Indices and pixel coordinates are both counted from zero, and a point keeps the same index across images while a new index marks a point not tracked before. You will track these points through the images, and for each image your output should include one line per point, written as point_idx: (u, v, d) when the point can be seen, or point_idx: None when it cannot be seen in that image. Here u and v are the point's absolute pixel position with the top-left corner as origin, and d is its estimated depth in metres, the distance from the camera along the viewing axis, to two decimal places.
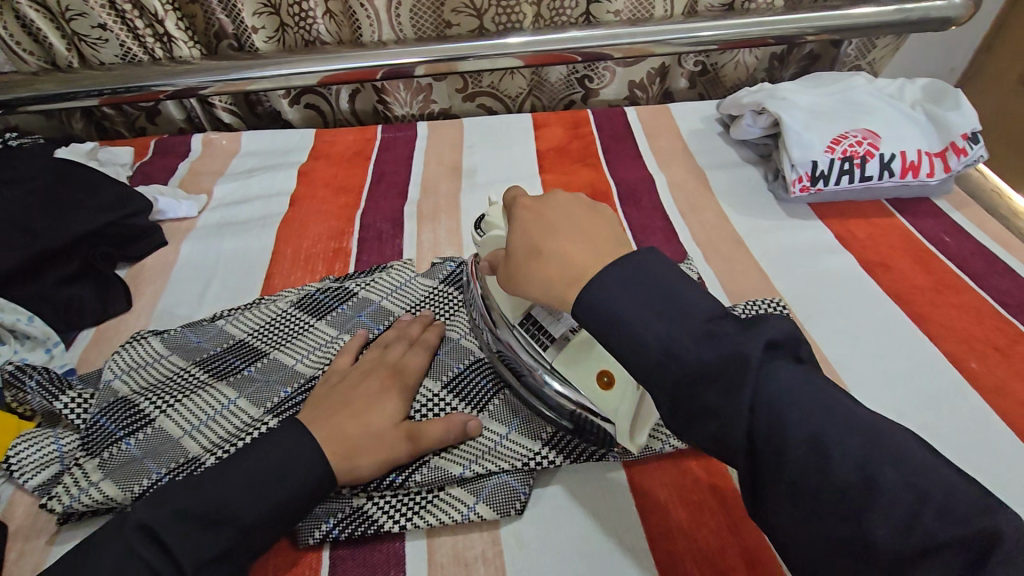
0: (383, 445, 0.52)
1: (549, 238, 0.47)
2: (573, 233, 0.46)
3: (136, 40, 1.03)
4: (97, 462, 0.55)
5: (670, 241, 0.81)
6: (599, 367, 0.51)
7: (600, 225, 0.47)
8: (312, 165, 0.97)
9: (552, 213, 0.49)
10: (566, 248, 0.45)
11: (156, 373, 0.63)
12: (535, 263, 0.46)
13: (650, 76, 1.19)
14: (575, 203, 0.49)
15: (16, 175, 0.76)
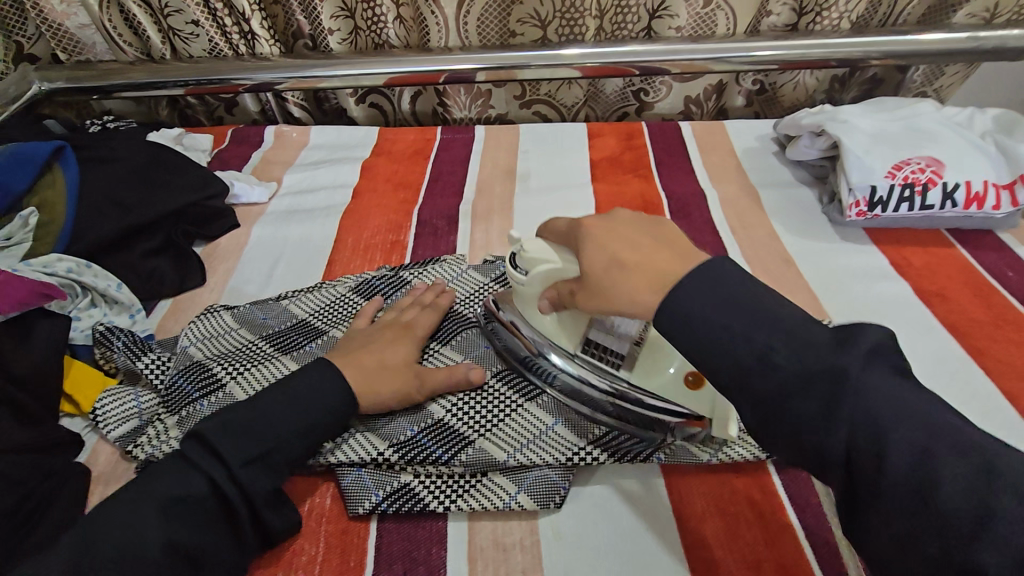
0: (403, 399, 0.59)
1: (624, 251, 0.47)
2: (650, 244, 0.47)
3: (224, 36, 1.10)
4: (176, 419, 0.60)
5: (719, 256, 0.82)
6: (683, 371, 0.54)
7: (681, 242, 0.48)
8: (374, 160, 1.02)
9: (616, 228, 0.50)
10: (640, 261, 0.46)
11: (226, 343, 0.68)
12: (611, 278, 0.47)
13: (707, 93, 1.20)
14: (637, 217, 0.51)
15: (114, 154, 0.83)
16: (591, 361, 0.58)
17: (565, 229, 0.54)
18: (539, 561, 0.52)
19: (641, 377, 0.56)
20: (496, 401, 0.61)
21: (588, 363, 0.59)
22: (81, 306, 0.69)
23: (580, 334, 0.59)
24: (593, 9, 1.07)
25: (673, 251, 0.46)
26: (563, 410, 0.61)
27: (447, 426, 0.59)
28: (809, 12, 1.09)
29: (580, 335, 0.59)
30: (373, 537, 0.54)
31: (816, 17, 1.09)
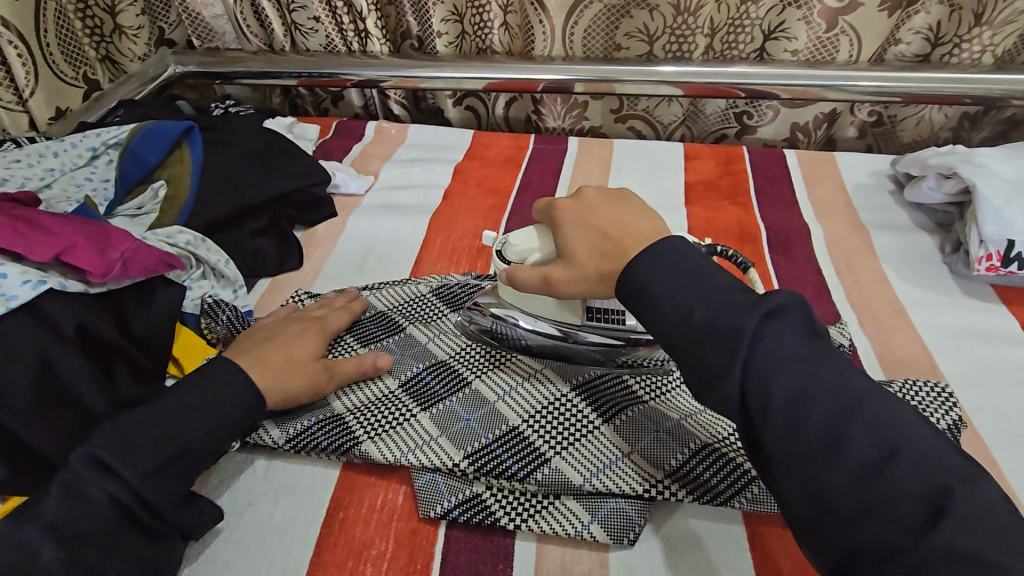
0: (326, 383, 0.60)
1: (591, 236, 0.55)
2: (609, 228, 0.55)
3: (340, 33, 1.15)
4: None
5: (821, 297, 0.77)
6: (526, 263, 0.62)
7: (641, 221, 0.55)
8: (467, 164, 1.04)
9: (587, 211, 0.57)
10: (597, 251, 0.54)
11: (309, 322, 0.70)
12: (572, 258, 0.56)
13: (817, 121, 1.13)
14: (603, 200, 0.58)
15: (234, 137, 0.89)
16: (593, 329, 0.64)
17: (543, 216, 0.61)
18: None
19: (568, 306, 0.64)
20: (574, 420, 0.60)
21: (595, 329, 0.64)
22: (193, 277, 0.74)
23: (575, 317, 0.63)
24: (705, 27, 1.03)
25: (624, 227, 0.54)
26: (643, 435, 0.58)
27: (522, 438, 0.58)
28: (945, 43, 1.01)
29: (580, 309, 0.63)
30: (441, 543, 0.54)
31: (953, 49, 1.00)
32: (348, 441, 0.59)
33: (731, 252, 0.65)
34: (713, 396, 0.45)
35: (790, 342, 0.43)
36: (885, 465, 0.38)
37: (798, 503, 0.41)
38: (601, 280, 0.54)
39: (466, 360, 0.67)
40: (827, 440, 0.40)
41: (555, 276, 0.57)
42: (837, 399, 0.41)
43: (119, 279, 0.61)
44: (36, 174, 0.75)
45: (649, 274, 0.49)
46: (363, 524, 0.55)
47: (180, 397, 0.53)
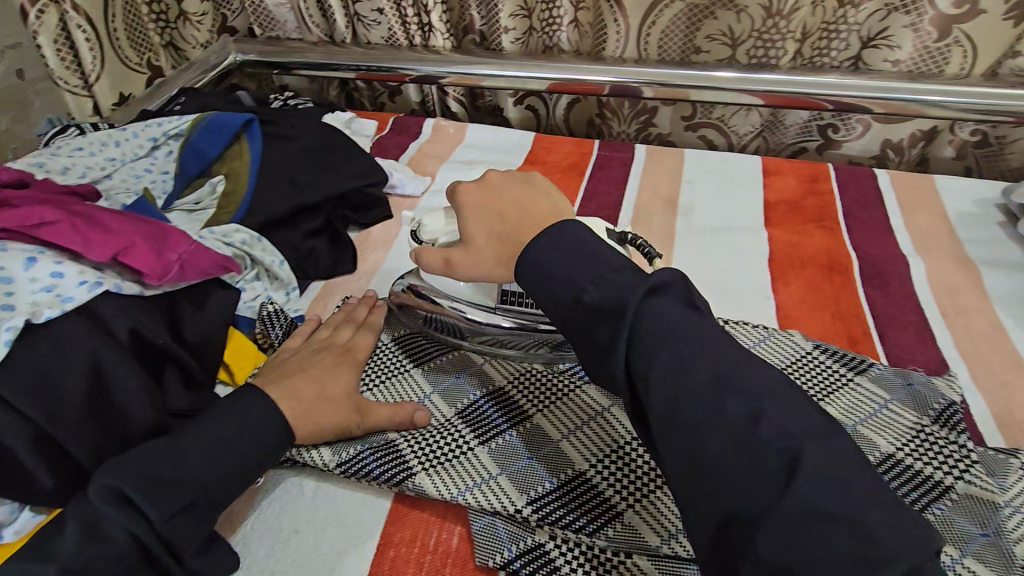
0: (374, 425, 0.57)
1: (488, 218, 0.53)
2: (509, 210, 0.53)
3: (403, 25, 1.11)
4: None
5: (925, 343, 0.68)
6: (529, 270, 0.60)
7: (541, 203, 0.53)
8: (529, 169, 0.98)
9: (491, 192, 0.55)
10: (499, 235, 0.53)
11: (356, 332, 0.66)
12: (481, 243, 0.54)
13: (912, 138, 1.03)
14: (511, 180, 0.55)
15: (294, 132, 0.86)
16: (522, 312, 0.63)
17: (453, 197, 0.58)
18: None
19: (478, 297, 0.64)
20: (646, 467, 0.54)
21: (511, 312, 0.64)
22: (248, 278, 0.71)
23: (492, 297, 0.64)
24: (798, 31, 0.95)
25: (527, 212, 0.52)
26: None
27: (591, 487, 0.53)
28: None
29: (494, 291, 0.63)
30: None
31: None
32: (402, 473, 0.55)
33: (641, 240, 0.58)
34: (606, 374, 0.43)
35: (673, 314, 0.42)
36: (753, 428, 0.38)
37: (686, 476, 0.39)
38: (498, 263, 0.53)
39: (527, 388, 0.62)
40: (709, 410, 0.39)
41: (455, 259, 0.55)
42: (709, 368, 0.40)
43: (175, 280, 0.59)
44: (98, 164, 0.73)
45: (553, 257, 0.46)
46: (415, 566, 0.51)
47: (209, 432, 0.50)
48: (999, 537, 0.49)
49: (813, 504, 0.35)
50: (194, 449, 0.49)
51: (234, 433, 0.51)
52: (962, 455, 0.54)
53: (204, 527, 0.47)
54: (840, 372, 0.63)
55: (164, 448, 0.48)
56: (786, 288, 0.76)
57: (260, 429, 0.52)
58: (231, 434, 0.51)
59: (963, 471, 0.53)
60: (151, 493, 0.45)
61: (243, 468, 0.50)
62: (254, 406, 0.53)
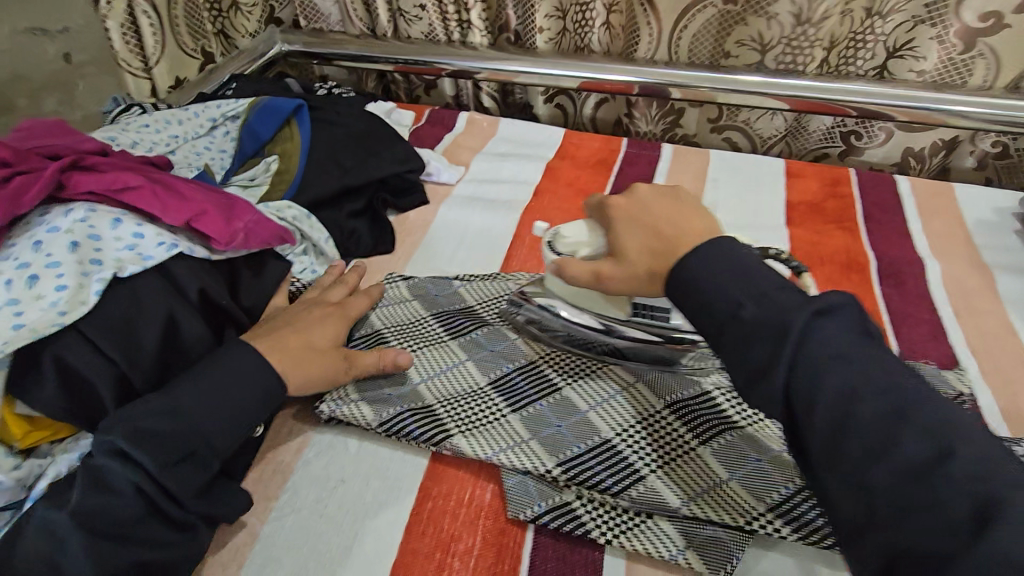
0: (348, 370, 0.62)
1: (637, 231, 0.54)
2: (650, 223, 0.54)
3: (442, 22, 1.15)
4: (354, 382, 0.64)
5: (937, 339, 0.71)
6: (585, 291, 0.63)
7: (689, 214, 0.54)
8: (559, 163, 1.02)
9: (635, 209, 0.56)
10: (648, 249, 0.53)
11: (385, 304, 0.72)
12: (627, 256, 0.54)
13: (934, 147, 1.06)
14: (654, 195, 0.57)
15: (339, 119, 0.91)
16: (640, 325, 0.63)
17: (595, 213, 0.60)
18: None
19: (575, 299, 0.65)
20: (669, 438, 0.58)
21: (640, 325, 0.63)
22: (297, 252, 0.76)
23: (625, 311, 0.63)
24: (826, 40, 0.98)
25: (676, 225, 0.52)
26: (743, 464, 0.56)
27: (616, 452, 0.57)
28: None
29: (627, 305, 0.62)
30: (528, 549, 0.53)
31: None
32: (439, 432, 0.59)
33: (790, 255, 0.62)
34: (756, 395, 0.41)
35: (844, 339, 0.40)
36: (938, 466, 0.34)
37: (846, 504, 0.37)
38: (649, 277, 0.52)
39: (556, 362, 0.66)
40: (882, 441, 0.36)
41: (604, 272, 0.56)
42: (890, 405, 0.37)
43: (239, 248, 0.63)
44: (162, 140, 0.78)
45: (707, 273, 0.46)
46: (450, 517, 0.55)
47: (202, 384, 0.53)
48: None
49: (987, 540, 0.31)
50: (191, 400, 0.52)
51: (226, 385, 0.54)
52: None
53: (203, 472, 0.51)
54: None
55: (162, 401, 0.51)
56: None
57: (250, 375, 0.55)
58: (225, 387, 0.54)
59: None
60: (159, 445, 0.49)
61: (240, 417, 0.54)
62: (243, 359, 0.56)
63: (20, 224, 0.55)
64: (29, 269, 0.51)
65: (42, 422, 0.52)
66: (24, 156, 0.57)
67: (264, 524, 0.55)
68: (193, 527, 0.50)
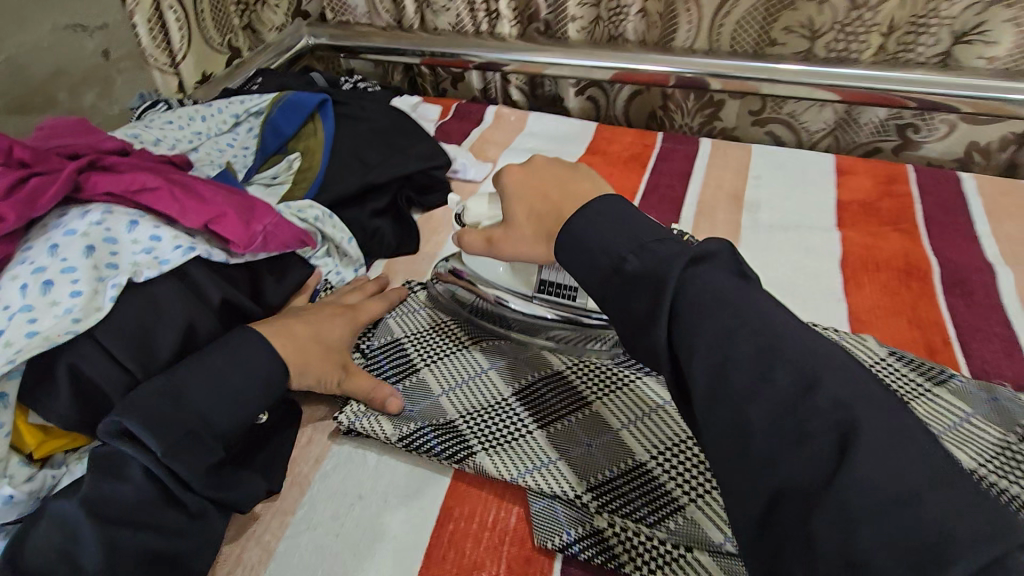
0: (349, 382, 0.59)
1: (530, 196, 0.55)
2: (550, 191, 0.54)
3: (470, 12, 1.12)
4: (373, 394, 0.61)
5: (1011, 356, 0.64)
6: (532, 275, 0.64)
7: (587, 183, 0.54)
8: (590, 159, 0.98)
9: (536, 174, 0.56)
10: (531, 222, 0.55)
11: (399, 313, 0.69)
12: (521, 232, 0.56)
13: (1002, 142, 0.97)
14: (554, 164, 0.56)
15: (364, 114, 0.88)
16: (547, 298, 0.64)
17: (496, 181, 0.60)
18: None
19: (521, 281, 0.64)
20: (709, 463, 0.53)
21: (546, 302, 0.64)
22: (319, 254, 0.72)
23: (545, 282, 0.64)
24: (883, 24, 0.90)
25: (565, 194, 0.53)
26: None
27: (650, 477, 0.53)
28: None
29: (533, 280, 0.64)
30: None
31: None
32: (462, 451, 0.56)
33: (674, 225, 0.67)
34: None
35: None
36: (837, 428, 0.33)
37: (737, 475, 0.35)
38: (536, 241, 0.55)
39: (586, 374, 0.62)
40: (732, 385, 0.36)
41: (496, 239, 0.58)
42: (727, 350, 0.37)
43: (257, 250, 0.61)
44: (185, 137, 0.77)
45: (592, 233, 0.46)
46: (473, 542, 0.52)
47: (204, 368, 0.52)
48: None
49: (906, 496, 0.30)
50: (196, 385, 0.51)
51: (227, 366, 0.53)
52: None
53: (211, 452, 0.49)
54: (916, 381, 0.60)
55: (164, 384, 0.50)
56: (859, 292, 0.73)
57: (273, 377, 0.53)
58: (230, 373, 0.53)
59: None
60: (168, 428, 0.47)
61: (248, 407, 0.53)
62: (247, 344, 0.55)
63: (37, 226, 0.54)
64: (45, 274, 0.50)
65: (57, 430, 0.50)
66: (46, 157, 0.57)
67: (280, 541, 0.53)
68: (206, 543, 0.48)
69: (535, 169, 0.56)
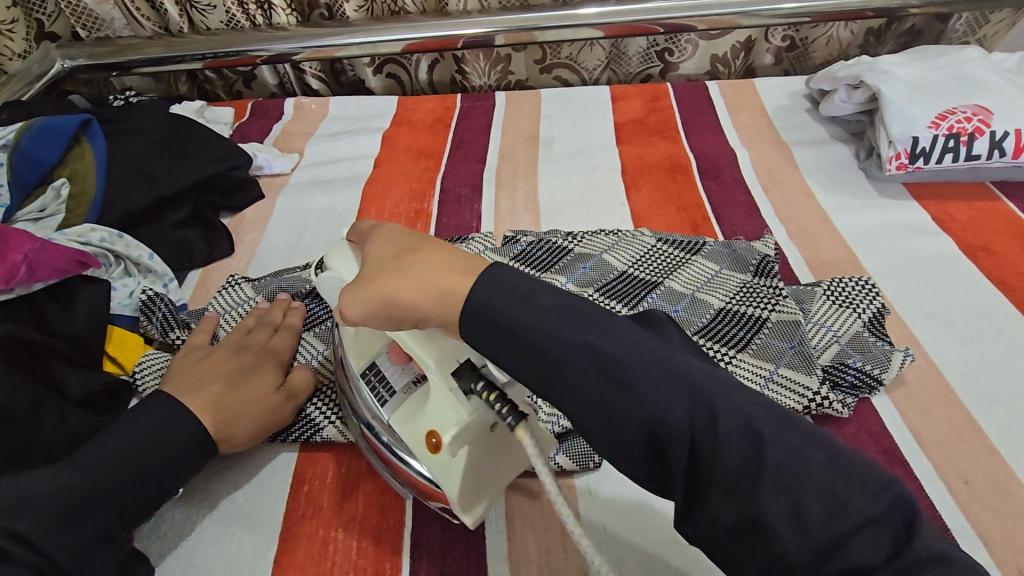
0: (259, 406, 0.56)
1: (398, 274, 0.43)
2: (416, 268, 0.43)
3: (240, 7, 1.09)
4: None
5: (750, 216, 0.79)
6: (427, 429, 0.47)
7: (439, 248, 0.45)
8: (395, 130, 1.01)
9: (381, 247, 0.47)
10: (416, 267, 0.43)
11: (273, 334, 0.64)
12: (404, 276, 0.42)
13: (735, 50, 1.16)
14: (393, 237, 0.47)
15: (139, 126, 0.84)
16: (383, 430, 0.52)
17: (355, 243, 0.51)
18: None
19: (408, 424, 0.49)
20: None
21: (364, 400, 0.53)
22: (115, 275, 0.70)
23: (525, 405, 0.43)
24: None
25: (462, 261, 0.43)
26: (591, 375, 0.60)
27: None
28: None
29: (364, 360, 0.53)
30: (411, 497, 0.54)
31: None
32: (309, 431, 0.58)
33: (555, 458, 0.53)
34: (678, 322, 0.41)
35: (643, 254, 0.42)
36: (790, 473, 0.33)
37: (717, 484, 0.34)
38: (435, 298, 0.41)
39: None
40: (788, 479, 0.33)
41: (362, 301, 0.43)
42: (738, 413, 0.35)
43: (29, 282, 0.60)
44: None
45: (492, 298, 0.40)
46: (330, 493, 0.55)
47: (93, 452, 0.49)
48: (803, 345, 0.60)
49: (834, 507, 0.33)
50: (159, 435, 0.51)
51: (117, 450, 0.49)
52: (776, 296, 0.65)
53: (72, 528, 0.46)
54: (678, 255, 0.72)
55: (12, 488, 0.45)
56: (638, 195, 0.85)
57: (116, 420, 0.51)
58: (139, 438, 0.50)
59: (773, 307, 0.64)
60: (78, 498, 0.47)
61: None
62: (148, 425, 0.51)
63: None
64: None
65: None
66: None
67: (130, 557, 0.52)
68: None
69: (434, 244, 0.45)
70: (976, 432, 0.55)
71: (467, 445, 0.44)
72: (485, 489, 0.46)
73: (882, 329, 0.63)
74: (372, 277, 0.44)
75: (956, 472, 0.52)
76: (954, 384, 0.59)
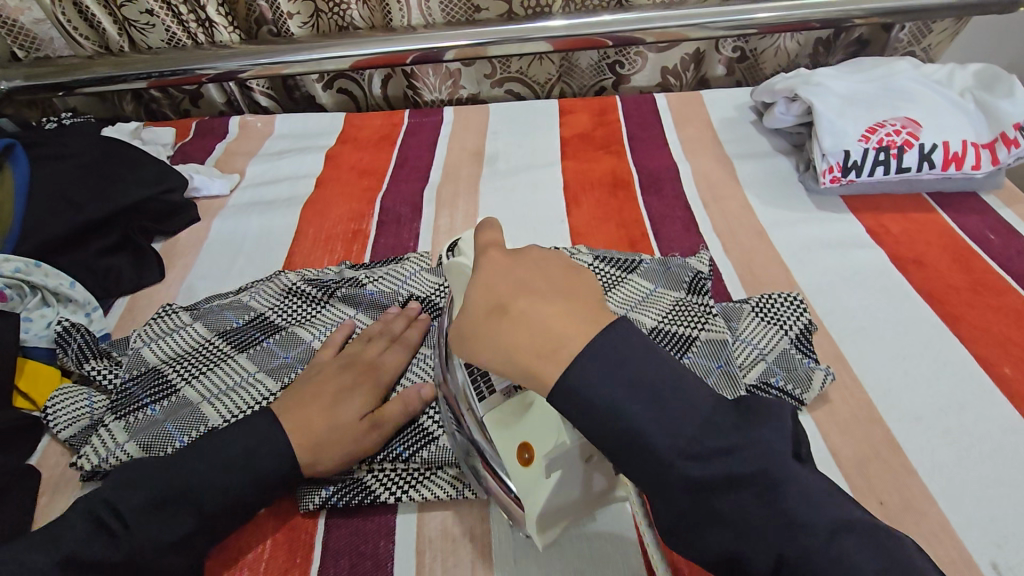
0: (347, 437, 0.53)
1: (503, 324, 0.38)
2: (533, 324, 0.37)
3: (181, 25, 1.07)
4: (122, 425, 0.58)
5: (688, 231, 0.79)
6: (521, 441, 0.45)
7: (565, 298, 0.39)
8: (340, 148, 0.99)
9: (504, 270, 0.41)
10: (515, 328, 0.38)
11: (385, 347, 0.62)
12: (506, 327, 0.38)
13: (684, 62, 1.16)
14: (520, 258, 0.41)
15: (67, 150, 0.81)
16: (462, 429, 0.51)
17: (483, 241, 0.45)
18: (490, 554, 0.51)
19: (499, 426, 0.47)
20: None
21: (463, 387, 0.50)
22: (31, 307, 0.68)
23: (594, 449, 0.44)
24: None
25: (559, 333, 0.37)
26: None
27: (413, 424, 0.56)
28: None
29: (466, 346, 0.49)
30: (321, 533, 0.53)
31: None
32: None
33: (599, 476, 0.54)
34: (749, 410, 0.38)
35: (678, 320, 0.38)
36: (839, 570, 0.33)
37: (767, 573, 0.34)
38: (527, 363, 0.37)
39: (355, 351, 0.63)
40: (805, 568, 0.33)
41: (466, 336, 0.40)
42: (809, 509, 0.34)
43: None
44: None
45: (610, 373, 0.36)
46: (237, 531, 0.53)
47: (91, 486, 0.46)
48: (730, 364, 0.59)
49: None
50: (117, 473, 0.49)
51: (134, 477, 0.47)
52: (706, 315, 0.64)
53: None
54: (614, 273, 0.70)
55: None
56: (578, 211, 0.84)
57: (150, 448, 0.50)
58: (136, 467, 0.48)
59: (702, 325, 0.63)
60: None
61: None
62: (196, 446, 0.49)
63: None
64: None
65: None
66: None
67: None
68: None
69: (530, 294, 0.39)
70: (896, 450, 0.54)
71: (561, 470, 0.42)
72: (562, 517, 0.44)
73: (809, 345, 0.62)
74: (463, 328, 0.41)
75: (872, 493, 0.52)
76: (878, 402, 0.58)
